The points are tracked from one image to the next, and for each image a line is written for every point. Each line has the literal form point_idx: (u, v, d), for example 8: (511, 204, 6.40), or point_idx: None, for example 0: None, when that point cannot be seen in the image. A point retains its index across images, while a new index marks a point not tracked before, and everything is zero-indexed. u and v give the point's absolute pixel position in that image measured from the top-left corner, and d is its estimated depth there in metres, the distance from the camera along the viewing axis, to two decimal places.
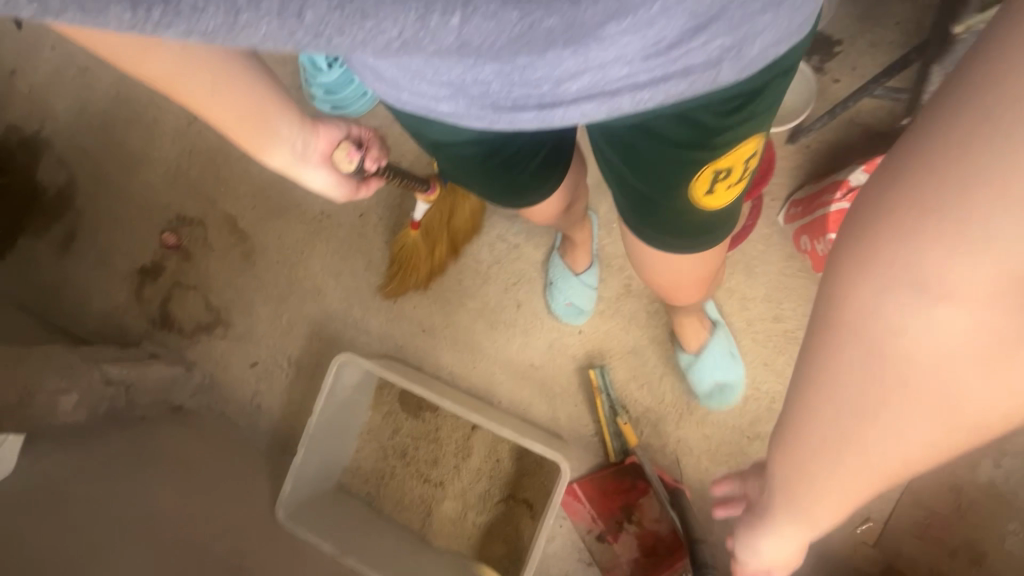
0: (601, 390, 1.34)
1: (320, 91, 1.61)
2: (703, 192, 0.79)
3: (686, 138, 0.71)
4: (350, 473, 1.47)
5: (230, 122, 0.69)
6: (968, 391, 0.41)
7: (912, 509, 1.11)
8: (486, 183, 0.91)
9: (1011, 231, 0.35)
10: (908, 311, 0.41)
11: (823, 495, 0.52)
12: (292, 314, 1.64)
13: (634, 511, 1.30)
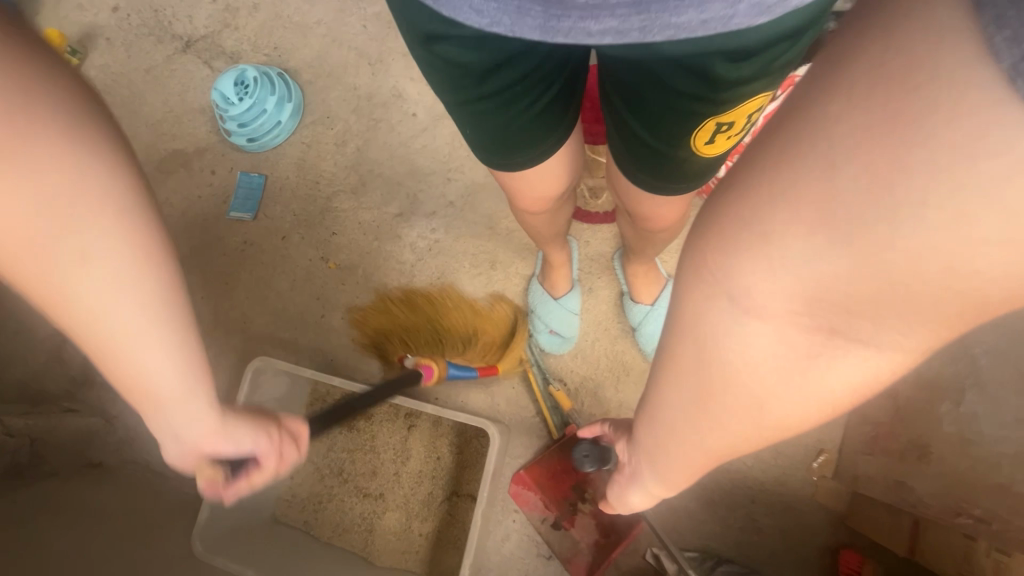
0: (532, 363, 1.31)
1: (234, 125, 1.61)
2: (702, 143, 0.66)
3: (689, 88, 0.56)
4: (284, 502, 1.34)
5: (118, 366, 0.45)
6: (776, 399, 0.43)
7: (861, 427, 1.09)
8: (483, 134, 0.71)
9: (799, 251, 0.34)
10: (729, 323, 0.40)
11: (675, 462, 0.56)
12: (218, 347, 1.56)
13: (587, 489, 1.20)
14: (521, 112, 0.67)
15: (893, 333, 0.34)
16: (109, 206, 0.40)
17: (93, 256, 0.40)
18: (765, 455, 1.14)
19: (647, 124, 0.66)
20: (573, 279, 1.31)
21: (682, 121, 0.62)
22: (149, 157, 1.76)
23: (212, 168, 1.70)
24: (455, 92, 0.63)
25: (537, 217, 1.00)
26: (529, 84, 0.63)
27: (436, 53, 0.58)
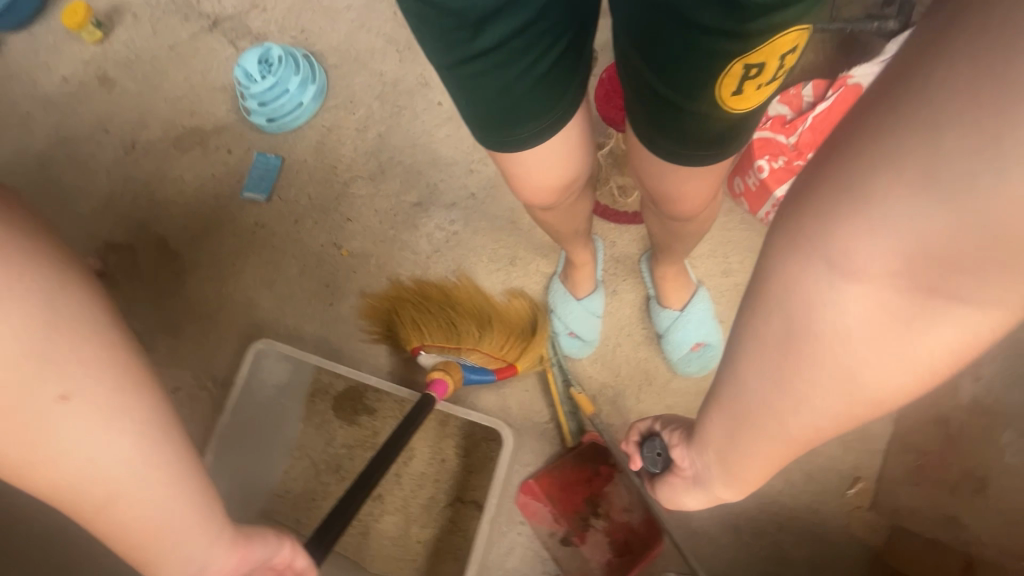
0: (553, 361, 1.22)
1: (254, 103, 1.57)
2: (728, 94, 0.57)
3: (712, 21, 0.49)
4: (276, 497, 1.26)
5: (123, 508, 0.48)
6: (869, 371, 0.41)
7: (903, 455, 1.01)
8: (479, 106, 0.63)
9: (903, 213, 0.33)
10: (824, 291, 0.40)
11: (754, 451, 0.54)
12: (221, 330, 1.51)
13: (601, 502, 1.12)
14: (524, 74, 0.59)
15: (998, 290, 0.33)
16: (90, 344, 0.44)
17: (79, 402, 0.44)
18: (796, 479, 1.06)
19: (662, 72, 0.58)
20: (597, 280, 1.24)
21: (702, 65, 0.54)
22: (166, 133, 1.72)
23: (229, 147, 1.65)
24: (445, 49, 0.56)
25: (553, 213, 0.93)
26: (528, 34, 0.56)
27: (422, 0, 0.51)
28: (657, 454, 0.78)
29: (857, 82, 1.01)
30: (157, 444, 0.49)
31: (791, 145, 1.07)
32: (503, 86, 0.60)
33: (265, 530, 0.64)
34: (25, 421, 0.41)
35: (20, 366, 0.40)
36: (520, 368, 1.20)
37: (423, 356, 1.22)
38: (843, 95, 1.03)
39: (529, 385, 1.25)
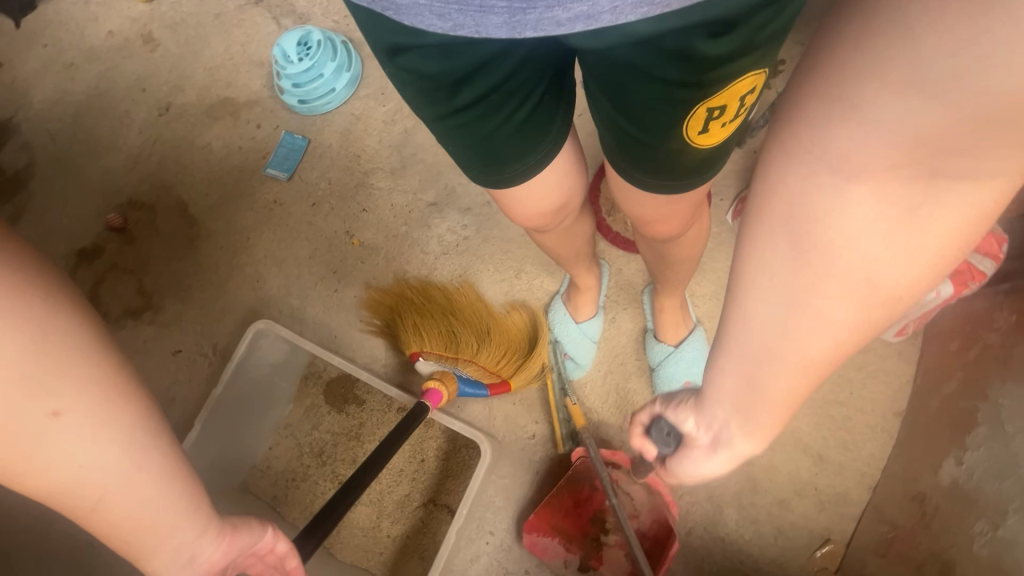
0: (552, 367, 1.24)
1: (288, 84, 1.60)
2: (695, 133, 0.57)
3: (671, 73, 0.50)
4: (257, 472, 1.29)
5: (109, 509, 0.52)
6: (885, 269, 0.38)
7: (877, 526, 1.01)
8: (465, 152, 0.66)
9: (895, 104, 0.33)
10: (826, 197, 0.38)
11: (763, 402, 0.48)
12: (228, 301, 1.54)
13: (607, 519, 1.12)
14: (504, 123, 0.61)
15: (1000, 157, 0.32)
16: (73, 354, 0.47)
17: (70, 415, 0.47)
18: (766, 532, 1.07)
19: (629, 115, 0.58)
20: (598, 305, 1.25)
21: (667, 110, 0.54)
22: (200, 100, 1.75)
23: (258, 122, 1.68)
24: (428, 105, 0.60)
25: (549, 235, 0.93)
26: (508, 88, 0.58)
27: (402, 67, 0.56)
28: (669, 433, 0.60)
29: None
30: (140, 446, 0.52)
31: None
32: (485, 134, 0.62)
33: (250, 522, 0.68)
34: (17, 435, 0.45)
35: (15, 382, 0.44)
36: (514, 385, 1.22)
37: (422, 362, 1.22)
38: None
39: (529, 398, 1.26)
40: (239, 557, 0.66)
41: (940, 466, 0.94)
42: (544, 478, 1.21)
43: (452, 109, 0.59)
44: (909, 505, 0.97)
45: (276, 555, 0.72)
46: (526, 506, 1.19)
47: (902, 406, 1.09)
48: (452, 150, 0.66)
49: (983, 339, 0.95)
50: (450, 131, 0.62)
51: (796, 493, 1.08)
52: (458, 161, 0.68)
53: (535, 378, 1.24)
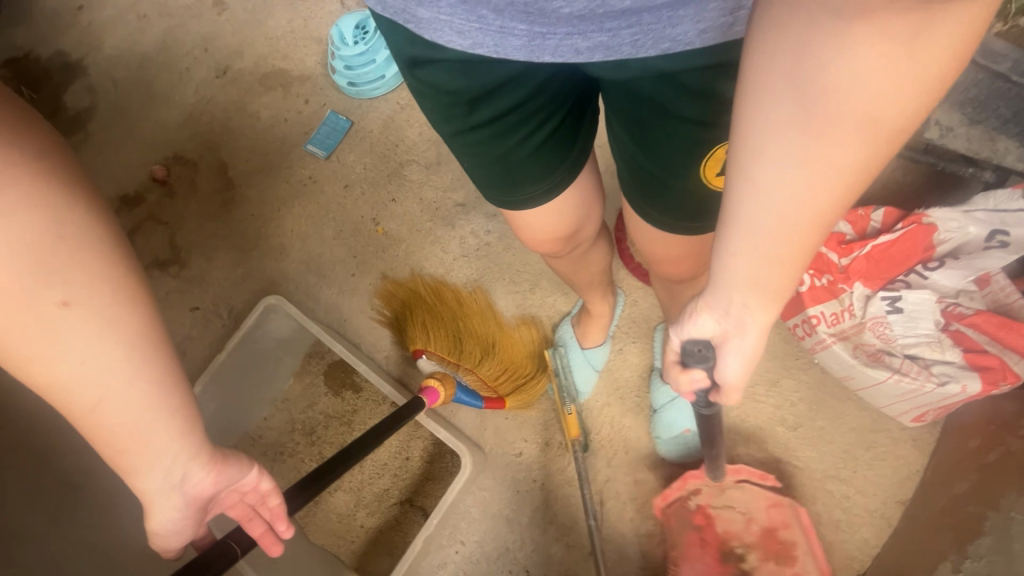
0: (555, 372, 1.18)
1: (340, 64, 1.63)
2: (714, 174, 0.56)
3: (693, 113, 0.50)
4: (249, 440, 1.31)
5: (99, 419, 0.49)
6: (889, 98, 0.35)
7: None
8: (480, 169, 0.66)
9: None
10: (824, 47, 0.35)
11: (772, 268, 0.45)
12: (250, 267, 1.58)
13: (734, 545, 1.03)
14: (522, 143, 0.61)
15: None
16: (89, 265, 0.46)
17: (78, 308, 0.46)
18: None
19: (648, 150, 0.57)
20: (608, 334, 1.22)
21: (684, 150, 0.54)
22: (256, 68, 1.80)
23: (307, 98, 1.71)
24: (446, 120, 0.60)
25: (563, 258, 0.92)
26: (525, 110, 0.59)
27: (422, 80, 0.57)
28: (700, 351, 0.52)
29: (933, 222, 0.94)
30: (139, 375, 0.50)
31: (842, 266, 1.00)
32: (500, 154, 0.63)
33: (242, 457, 0.63)
34: (25, 323, 0.44)
35: (25, 273, 0.43)
36: (508, 404, 1.21)
37: (423, 361, 1.23)
38: (913, 233, 0.95)
39: (524, 417, 1.24)
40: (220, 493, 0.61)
41: (934, 567, 0.88)
42: (524, 498, 1.19)
43: (467, 124, 0.60)
44: None
45: (257, 494, 0.66)
46: (501, 522, 1.18)
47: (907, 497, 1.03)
48: (467, 169, 0.67)
49: (1005, 444, 0.88)
50: (465, 149, 0.63)
51: None
52: (474, 182, 0.69)
53: (532, 401, 1.24)
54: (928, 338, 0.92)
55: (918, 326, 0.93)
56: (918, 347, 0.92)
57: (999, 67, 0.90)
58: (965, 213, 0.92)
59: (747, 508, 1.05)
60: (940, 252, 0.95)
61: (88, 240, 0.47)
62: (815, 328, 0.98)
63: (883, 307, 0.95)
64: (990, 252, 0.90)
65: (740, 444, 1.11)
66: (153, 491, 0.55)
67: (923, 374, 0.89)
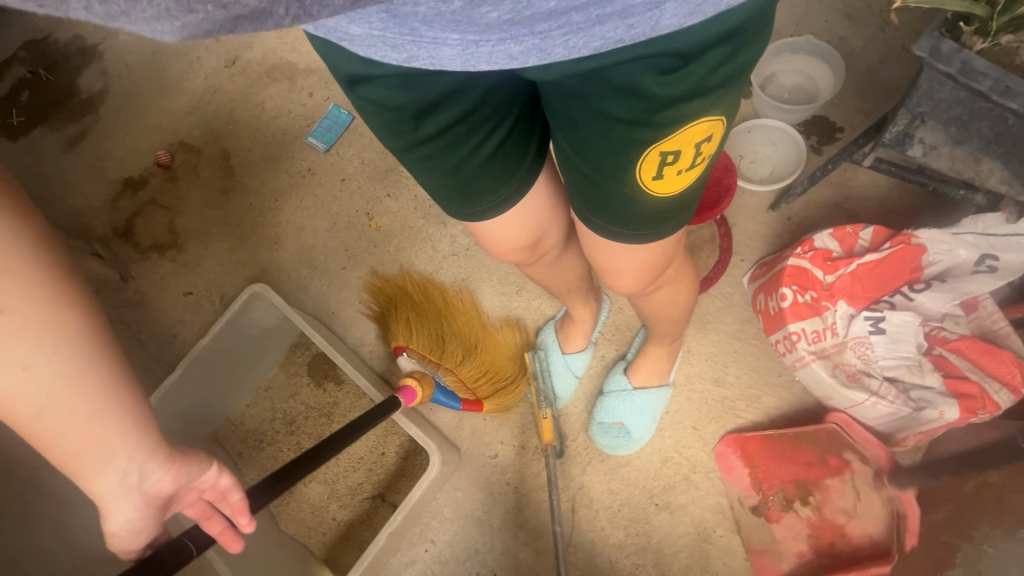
0: (534, 376, 1.17)
1: None
2: (649, 179, 0.57)
3: (623, 111, 0.51)
4: (230, 426, 1.33)
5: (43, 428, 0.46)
6: None
7: None
8: (436, 182, 0.70)
9: None
10: None
11: None
12: (244, 255, 1.60)
13: (812, 492, 1.05)
14: (471, 154, 0.66)
15: None
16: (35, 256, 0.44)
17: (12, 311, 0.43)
18: None
19: (586, 157, 0.59)
20: (591, 340, 1.20)
21: (620, 153, 0.55)
22: (264, 60, 1.82)
23: (311, 91, 1.73)
24: (394, 137, 0.64)
25: (533, 266, 0.95)
26: (469, 122, 0.63)
27: (363, 97, 0.60)
28: None
29: (922, 243, 0.93)
30: (84, 379, 0.46)
31: (826, 283, 0.97)
32: (452, 165, 0.67)
33: (200, 451, 0.59)
34: None
35: None
36: (486, 408, 1.21)
37: (404, 359, 1.21)
38: (900, 253, 0.93)
39: (502, 419, 1.23)
40: (178, 491, 0.58)
41: None
42: (497, 500, 1.18)
43: (415, 138, 0.63)
44: None
45: (218, 490, 0.62)
46: (472, 524, 1.18)
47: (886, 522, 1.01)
48: (421, 182, 0.72)
49: (983, 475, 0.86)
50: (417, 162, 0.67)
51: None
52: (430, 193, 0.73)
53: (510, 405, 1.23)
54: (909, 360, 0.90)
55: (901, 348, 0.91)
56: (898, 370, 0.90)
57: (975, 87, 0.73)
58: (955, 235, 0.90)
59: (863, 517, 1.02)
60: (927, 275, 0.94)
61: (32, 232, 0.44)
62: (795, 344, 0.96)
63: (866, 326, 0.93)
64: (977, 277, 0.89)
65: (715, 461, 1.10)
66: (109, 492, 0.52)
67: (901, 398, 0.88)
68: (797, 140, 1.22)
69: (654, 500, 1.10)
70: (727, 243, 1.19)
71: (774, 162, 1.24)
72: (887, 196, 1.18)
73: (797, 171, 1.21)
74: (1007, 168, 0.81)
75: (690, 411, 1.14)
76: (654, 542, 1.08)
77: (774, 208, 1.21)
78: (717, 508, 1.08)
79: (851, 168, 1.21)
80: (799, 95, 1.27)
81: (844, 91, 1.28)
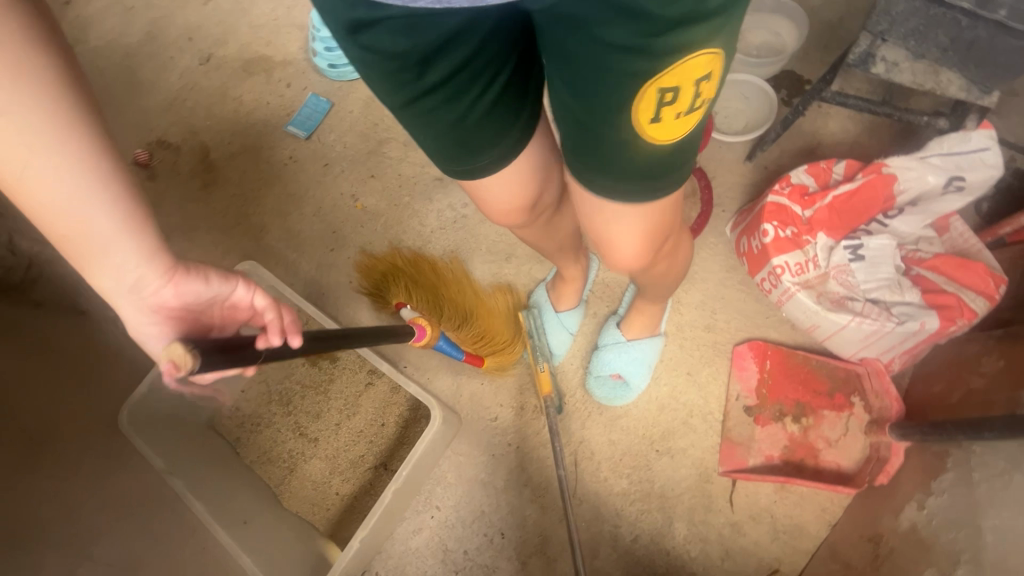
0: (530, 333, 1.17)
1: (321, 48, 1.67)
2: (647, 122, 0.53)
3: (619, 38, 0.46)
4: (226, 411, 1.30)
5: (48, 215, 0.48)
6: None
7: (829, 562, 0.96)
8: (435, 138, 0.71)
9: None
10: None
11: None
12: (230, 246, 1.59)
13: (806, 415, 1.07)
14: (471, 107, 0.66)
15: None
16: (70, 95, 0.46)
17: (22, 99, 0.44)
18: (713, 553, 1.04)
19: (579, 100, 0.55)
20: (581, 297, 1.21)
21: (616, 90, 0.51)
22: (240, 55, 1.82)
23: (289, 82, 1.74)
24: (397, 89, 0.64)
25: (528, 230, 0.97)
26: (472, 70, 0.63)
27: (365, 46, 0.59)
28: None
29: (893, 172, 0.95)
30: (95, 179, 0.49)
31: (806, 218, 1.01)
32: (459, 116, 0.67)
33: (210, 270, 0.59)
34: None
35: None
36: (487, 364, 1.21)
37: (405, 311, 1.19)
38: (874, 182, 0.96)
39: (500, 381, 1.24)
40: (199, 304, 0.59)
41: (901, 509, 0.88)
42: (499, 462, 1.19)
43: (419, 87, 0.63)
44: (862, 546, 0.91)
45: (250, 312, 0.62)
46: (476, 486, 1.18)
47: (853, 446, 1.03)
48: (422, 138, 0.72)
49: (968, 383, 0.88)
50: (422, 115, 0.67)
51: (751, 518, 1.05)
52: (432, 150, 0.74)
53: (509, 364, 1.24)
54: (888, 281, 0.94)
55: (879, 271, 0.95)
56: (880, 291, 0.93)
57: None
58: (922, 160, 0.93)
59: (839, 450, 1.04)
60: (900, 202, 0.97)
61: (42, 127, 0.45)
62: (780, 277, 0.98)
63: (846, 255, 0.97)
64: (946, 197, 0.93)
65: (711, 403, 1.12)
66: (114, 292, 0.54)
67: (884, 314, 0.91)
68: (768, 92, 1.26)
69: (655, 446, 1.12)
70: (707, 194, 1.22)
71: (746, 116, 1.28)
72: (858, 140, 1.22)
73: (770, 122, 1.25)
74: (963, 77, 0.88)
75: (683, 358, 1.16)
76: (657, 487, 1.09)
77: (749, 158, 1.25)
78: (717, 449, 1.09)
79: (821, 117, 1.26)
80: (767, 50, 1.32)
81: (809, 46, 1.33)
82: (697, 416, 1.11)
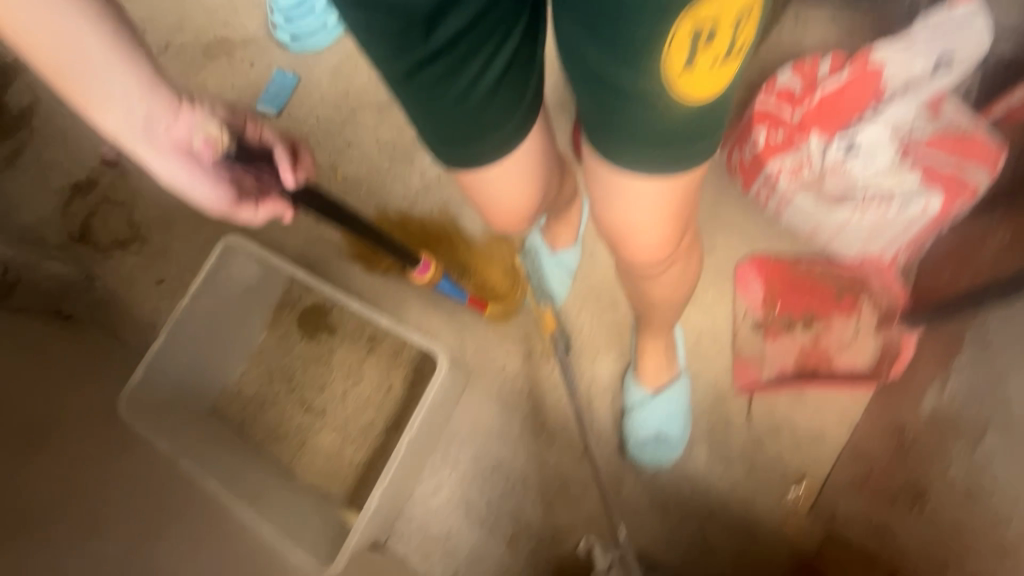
0: (529, 276, 1.20)
1: (280, 19, 1.61)
2: (682, 69, 0.49)
3: None
4: (228, 396, 1.27)
5: (40, 51, 0.50)
6: None
7: (854, 463, 0.95)
8: (436, 120, 0.67)
9: None
10: None
11: None
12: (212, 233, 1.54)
13: (817, 321, 1.06)
14: (475, 83, 0.62)
15: None
16: None
17: None
18: (737, 470, 1.03)
19: (607, 53, 0.49)
20: (579, 236, 1.18)
21: (654, 32, 0.46)
22: (197, 40, 1.76)
23: (252, 61, 1.68)
24: (399, 58, 0.59)
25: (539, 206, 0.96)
26: (481, 34, 0.59)
27: (365, 8, 0.54)
28: None
29: (881, 65, 0.94)
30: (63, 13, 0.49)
31: (796, 119, 1.00)
32: (463, 92, 0.63)
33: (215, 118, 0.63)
34: None
35: None
36: (489, 309, 1.20)
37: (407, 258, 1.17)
38: (862, 77, 0.96)
39: (503, 331, 1.22)
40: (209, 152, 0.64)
41: (921, 396, 0.87)
42: (512, 410, 1.17)
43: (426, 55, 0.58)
44: (887, 440, 0.90)
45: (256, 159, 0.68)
46: (491, 437, 1.16)
47: (866, 347, 1.02)
48: (422, 121, 0.68)
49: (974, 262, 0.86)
50: (423, 91, 0.63)
51: (772, 431, 1.04)
52: (431, 133, 0.69)
53: (512, 312, 1.22)
54: (886, 169, 0.94)
55: (877, 160, 0.94)
56: (878, 179, 0.93)
57: None
58: (908, 48, 0.92)
59: (855, 352, 1.03)
60: (890, 90, 0.94)
61: None
62: (776, 181, 0.98)
63: (839, 151, 0.96)
64: (936, 77, 0.90)
65: (718, 324, 1.10)
66: (122, 131, 0.58)
67: (884, 201, 0.91)
68: None
69: None
70: None
71: None
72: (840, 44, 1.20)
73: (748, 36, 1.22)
74: None
75: None
76: None
77: None
78: (729, 369, 1.08)
79: (800, 26, 1.23)
80: None
81: None
82: (706, 339, 1.09)
